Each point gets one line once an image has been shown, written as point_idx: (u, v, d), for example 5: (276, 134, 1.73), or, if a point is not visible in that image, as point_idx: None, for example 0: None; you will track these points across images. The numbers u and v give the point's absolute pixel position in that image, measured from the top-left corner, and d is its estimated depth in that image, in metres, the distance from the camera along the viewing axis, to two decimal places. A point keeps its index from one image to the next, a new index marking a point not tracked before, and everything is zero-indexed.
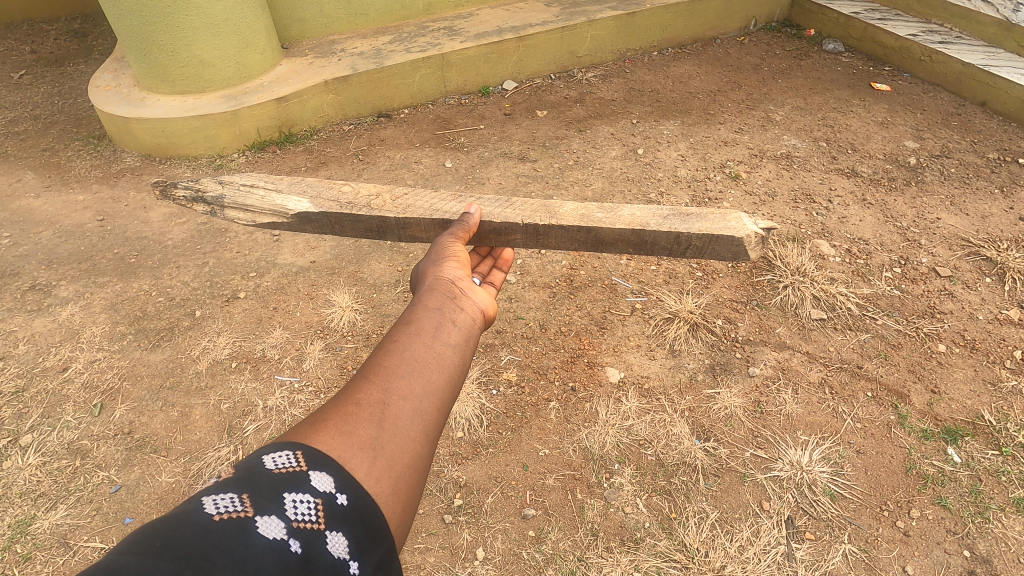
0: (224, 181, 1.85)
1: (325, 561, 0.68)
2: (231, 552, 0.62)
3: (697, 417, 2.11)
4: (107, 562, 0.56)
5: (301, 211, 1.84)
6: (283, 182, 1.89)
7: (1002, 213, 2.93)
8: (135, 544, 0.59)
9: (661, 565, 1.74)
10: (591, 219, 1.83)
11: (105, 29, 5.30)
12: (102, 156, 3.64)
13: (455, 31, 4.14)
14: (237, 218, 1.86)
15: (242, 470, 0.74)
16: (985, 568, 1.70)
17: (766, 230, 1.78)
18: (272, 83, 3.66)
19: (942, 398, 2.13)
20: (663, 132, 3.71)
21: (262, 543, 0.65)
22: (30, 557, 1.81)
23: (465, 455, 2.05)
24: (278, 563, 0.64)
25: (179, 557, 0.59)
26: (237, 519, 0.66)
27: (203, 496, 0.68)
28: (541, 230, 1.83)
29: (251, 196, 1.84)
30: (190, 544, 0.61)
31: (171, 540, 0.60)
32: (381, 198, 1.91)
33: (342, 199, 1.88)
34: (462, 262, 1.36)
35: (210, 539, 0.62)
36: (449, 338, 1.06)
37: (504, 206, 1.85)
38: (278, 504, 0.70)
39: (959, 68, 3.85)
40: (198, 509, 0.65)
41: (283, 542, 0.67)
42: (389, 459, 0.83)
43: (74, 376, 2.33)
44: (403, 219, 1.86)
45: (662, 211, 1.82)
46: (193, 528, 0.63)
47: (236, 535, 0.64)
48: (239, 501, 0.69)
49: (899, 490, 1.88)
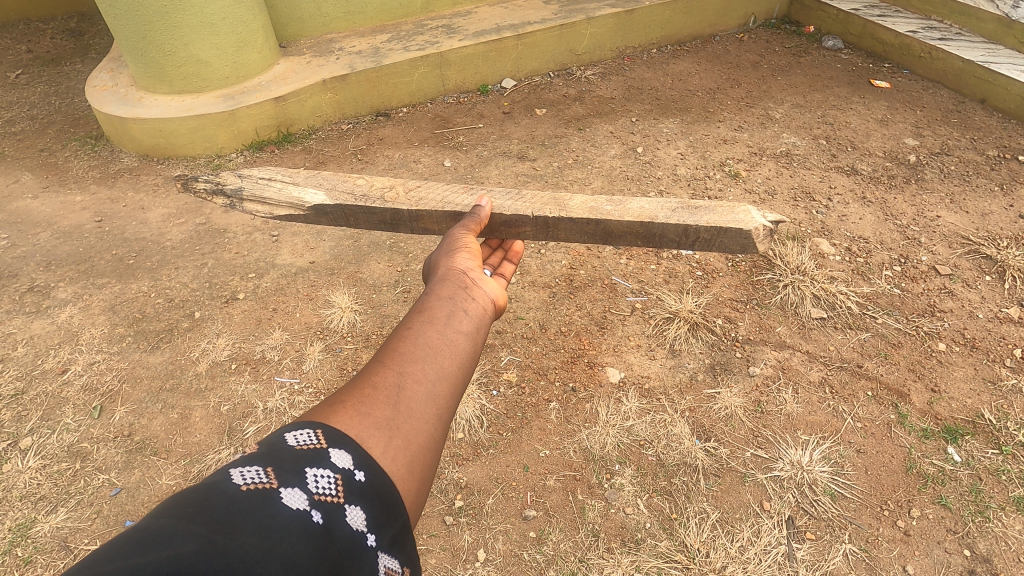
0: (243, 175, 1.87)
1: (345, 533, 0.70)
2: (258, 519, 0.63)
3: (697, 417, 2.11)
4: (145, 525, 0.59)
5: (318, 203, 1.83)
6: (299, 176, 1.90)
7: (1002, 211, 2.93)
8: (170, 510, 0.61)
9: (662, 566, 1.74)
10: (601, 212, 1.82)
11: (101, 28, 5.28)
12: (99, 156, 3.62)
13: (454, 29, 4.12)
14: (256, 211, 1.86)
15: (266, 445, 0.75)
16: (985, 567, 1.71)
17: (774, 224, 1.77)
18: (271, 83, 3.64)
19: (941, 396, 2.13)
20: (663, 130, 3.70)
21: (287, 512, 0.66)
22: (30, 561, 1.80)
23: (465, 456, 2.05)
24: (303, 532, 0.65)
25: (210, 522, 0.60)
26: (263, 489, 0.68)
27: (231, 468, 0.70)
28: (550, 223, 1.83)
29: (269, 188, 1.85)
30: (221, 511, 0.62)
31: (202, 506, 0.62)
32: (395, 190, 1.90)
33: (357, 191, 1.86)
34: (473, 254, 1.37)
35: (238, 507, 0.64)
36: (460, 326, 1.07)
37: (514, 199, 1.85)
38: (301, 477, 0.70)
39: (959, 65, 3.84)
40: (227, 480, 0.67)
41: (307, 513, 0.68)
42: (405, 438, 0.84)
43: (73, 379, 2.32)
44: (416, 212, 1.85)
45: (671, 204, 1.82)
46: (222, 496, 0.64)
47: (262, 503, 0.65)
48: (264, 473, 0.70)
49: (899, 490, 1.88)
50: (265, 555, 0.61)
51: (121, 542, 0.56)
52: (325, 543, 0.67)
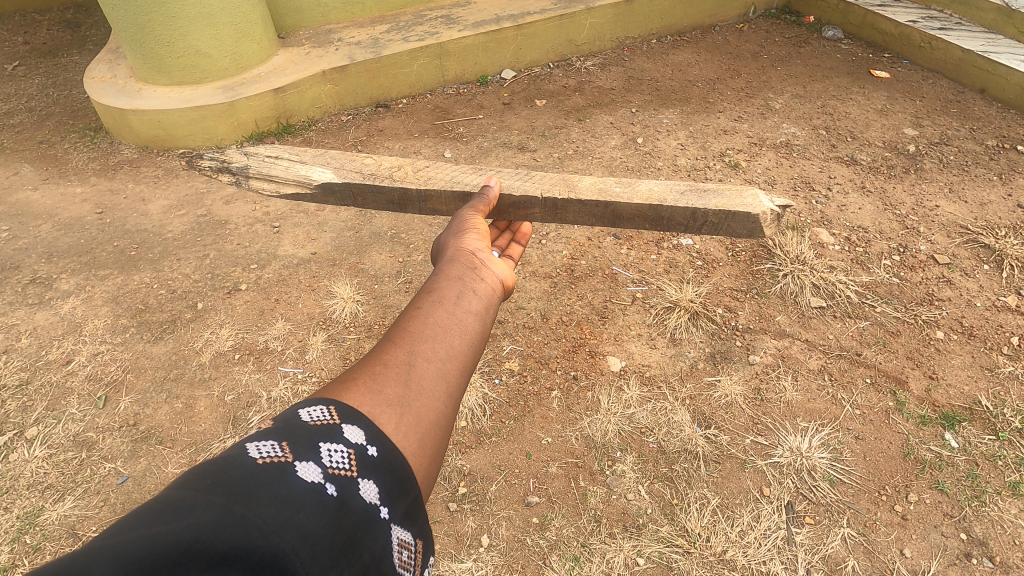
0: (249, 153, 1.88)
1: (359, 505, 0.71)
2: (274, 490, 0.65)
3: (698, 404, 2.14)
4: (167, 496, 0.62)
5: (324, 181, 1.84)
6: (307, 154, 1.90)
7: (1001, 200, 2.94)
8: (190, 481, 0.64)
9: (663, 550, 1.77)
10: (610, 194, 1.83)
11: (98, 19, 5.24)
12: (99, 148, 3.62)
13: (453, 20, 4.11)
14: (262, 188, 1.87)
15: (281, 421, 0.77)
16: (982, 550, 1.73)
17: (783, 208, 1.78)
18: (270, 74, 3.63)
19: (939, 383, 2.15)
20: (663, 120, 3.70)
21: (302, 485, 0.68)
22: (38, 548, 1.82)
23: (468, 443, 2.07)
24: (318, 504, 0.67)
25: (228, 492, 0.63)
26: (278, 462, 0.70)
27: (247, 442, 0.72)
28: (559, 205, 1.83)
29: (276, 166, 1.86)
30: (238, 482, 0.65)
31: (221, 478, 0.65)
32: (404, 170, 1.91)
33: (365, 170, 1.87)
34: (482, 235, 1.38)
35: (255, 478, 0.66)
36: (469, 306, 1.09)
37: (523, 179, 1.86)
38: (315, 452, 0.72)
39: (959, 55, 3.84)
40: (243, 454, 0.69)
41: (321, 485, 0.69)
42: (416, 415, 0.86)
43: (77, 369, 2.34)
44: (424, 192, 1.86)
45: (680, 187, 1.83)
46: (239, 469, 0.66)
47: (277, 475, 0.67)
48: (279, 448, 0.72)
49: (897, 475, 1.91)
50: (282, 525, 0.63)
51: (144, 511, 0.59)
52: (339, 514, 0.68)
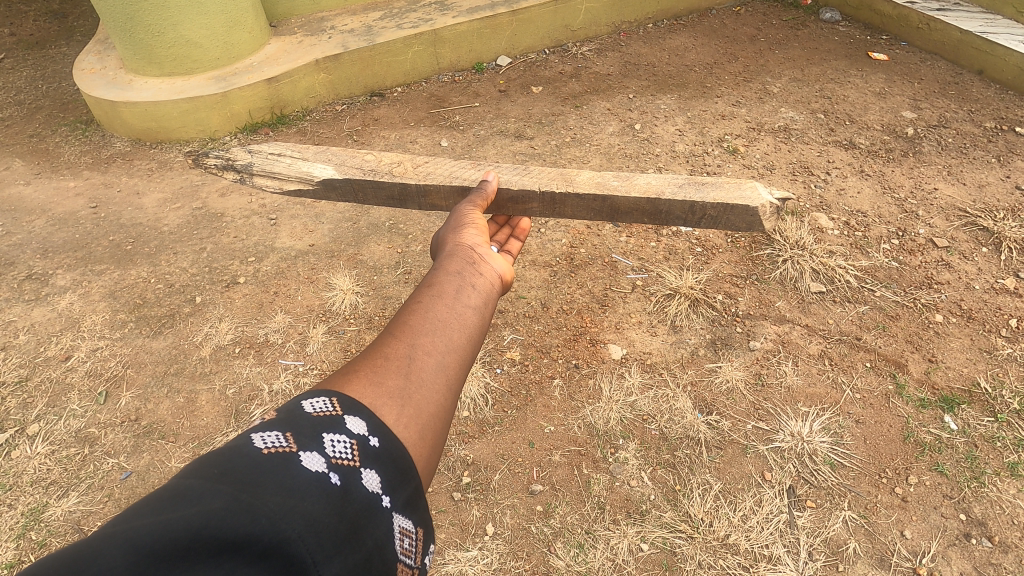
0: (252, 150, 1.86)
1: (361, 494, 0.71)
2: (280, 480, 0.65)
3: (699, 391, 2.14)
4: (175, 485, 0.62)
5: (326, 177, 1.83)
6: (308, 151, 1.89)
7: (999, 182, 2.94)
8: (198, 470, 0.64)
9: (668, 536, 1.78)
10: (608, 187, 1.82)
11: (86, 10, 5.16)
12: (90, 142, 3.57)
13: (447, 6, 4.06)
14: (265, 186, 1.85)
15: (283, 412, 0.77)
16: (980, 530, 1.75)
17: (782, 200, 1.76)
18: (262, 63, 3.59)
19: (939, 366, 2.16)
20: (660, 106, 3.67)
21: (306, 474, 0.68)
22: (44, 543, 1.82)
23: (471, 434, 2.08)
24: (322, 492, 0.67)
25: (235, 482, 0.63)
26: (282, 452, 0.70)
27: (251, 433, 0.72)
28: (557, 197, 1.83)
29: (278, 163, 1.84)
30: (245, 471, 0.65)
31: (227, 467, 0.65)
32: (403, 165, 1.89)
33: (365, 166, 1.85)
34: (480, 228, 1.38)
35: (262, 468, 0.66)
36: (469, 301, 1.09)
37: (521, 173, 1.85)
38: (319, 442, 0.72)
39: (957, 36, 3.81)
40: (248, 444, 0.69)
41: (325, 475, 0.69)
42: (417, 407, 0.86)
43: (77, 365, 2.33)
44: (423, 186, 1.85)
45: (678, 180, 1.82)
46: (245, 459, 0.66)
47: (282, 464, 0.67)
48: (284, 438, 0.72)
49: (897, 458, 1.92)
50: (288, 513, 0.63)
51: (155, 500, 0.60)
52: (343, 502, 0.68)
